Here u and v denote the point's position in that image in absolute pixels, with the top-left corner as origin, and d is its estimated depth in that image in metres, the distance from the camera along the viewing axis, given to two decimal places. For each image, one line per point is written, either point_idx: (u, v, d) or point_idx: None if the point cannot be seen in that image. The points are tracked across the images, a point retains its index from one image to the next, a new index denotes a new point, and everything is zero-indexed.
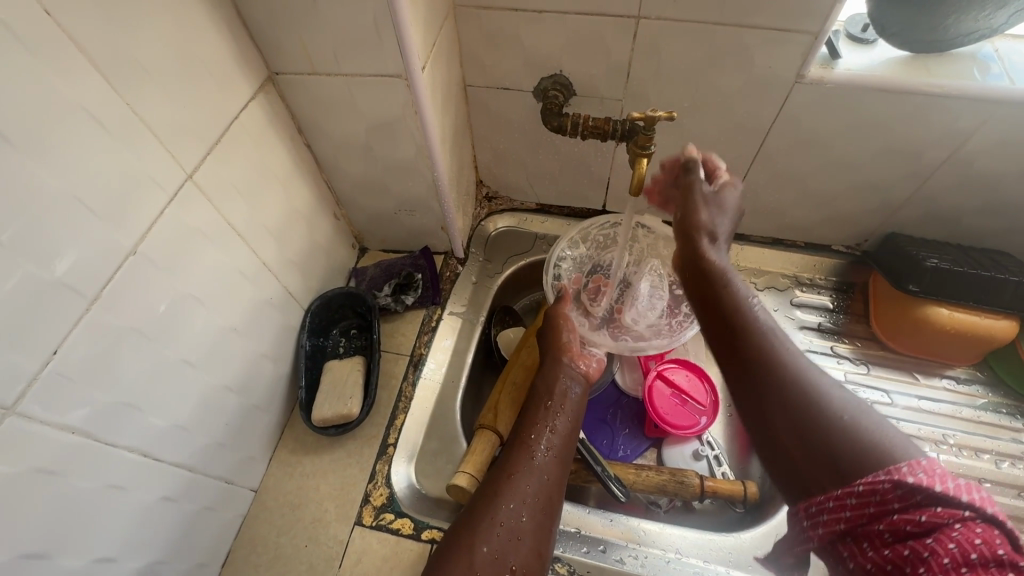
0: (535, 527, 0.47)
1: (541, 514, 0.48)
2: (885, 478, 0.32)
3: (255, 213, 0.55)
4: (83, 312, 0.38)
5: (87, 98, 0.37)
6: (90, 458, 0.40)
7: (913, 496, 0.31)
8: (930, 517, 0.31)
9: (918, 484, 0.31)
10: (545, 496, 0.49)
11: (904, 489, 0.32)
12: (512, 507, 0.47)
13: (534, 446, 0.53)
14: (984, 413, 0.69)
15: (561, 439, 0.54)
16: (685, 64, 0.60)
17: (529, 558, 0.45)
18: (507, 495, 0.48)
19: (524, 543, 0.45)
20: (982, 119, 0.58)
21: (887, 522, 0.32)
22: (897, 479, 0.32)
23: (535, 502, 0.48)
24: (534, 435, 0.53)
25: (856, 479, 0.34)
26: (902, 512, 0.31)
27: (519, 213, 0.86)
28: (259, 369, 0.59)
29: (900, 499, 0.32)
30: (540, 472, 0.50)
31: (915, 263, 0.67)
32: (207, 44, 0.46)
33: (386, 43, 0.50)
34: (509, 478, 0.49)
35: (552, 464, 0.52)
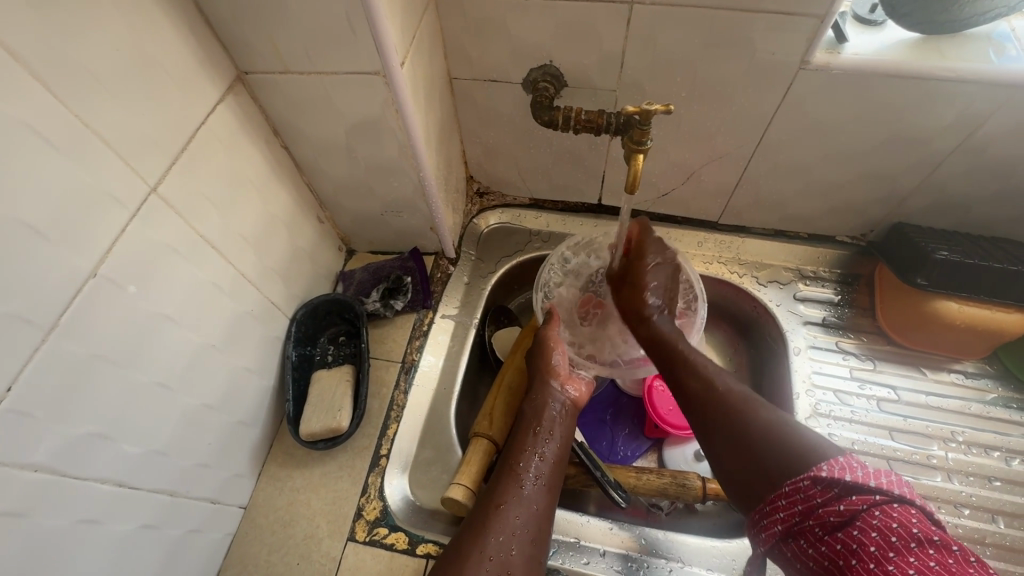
0: (524, 561, 0.48)
1: (531, 547, 0.49)
2: (805, 477, 0.40)
3: (230, 222, 0.52)
4: (39, 344, 0.35)
5: (32, 115, 0.34)
6: (58, 495, 0.38)
7: (830, 489, 0.38)
8: (847, 505, 0.37)
9: (830, 477, 0.38)
10: (533, 527, 0.50)
11: (822, 485, 0.39)
12: (500, 540, 0.48)
13: (524, 474, 0.53)
14: (993, 408, 0.67)
15: (549, 466, 0.55)
16: (683, 52, 0.57)
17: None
18: (496, 529, 0.49)
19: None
20: (998, 104, 0.55)
21: (815, 517, 0.38)
22: (814, 477, 0.39)
23: (524, 536, 0.49)
24: (523, 463, 0.54)
25: (784, 485, 0.41)
26: (825, 505, 0.38)
27: (511, 209, 0.83)
28: (243, 384, 0.57)
29: (821, 493, 0.38)
30: (529, 503, 0.51)
31: (924, 255, 0.64)
32: (167, 45, 0.43)
33: (361, 39, 0.46)
34: (496, 510, 0.50)
35: (541, 493, 0.53)
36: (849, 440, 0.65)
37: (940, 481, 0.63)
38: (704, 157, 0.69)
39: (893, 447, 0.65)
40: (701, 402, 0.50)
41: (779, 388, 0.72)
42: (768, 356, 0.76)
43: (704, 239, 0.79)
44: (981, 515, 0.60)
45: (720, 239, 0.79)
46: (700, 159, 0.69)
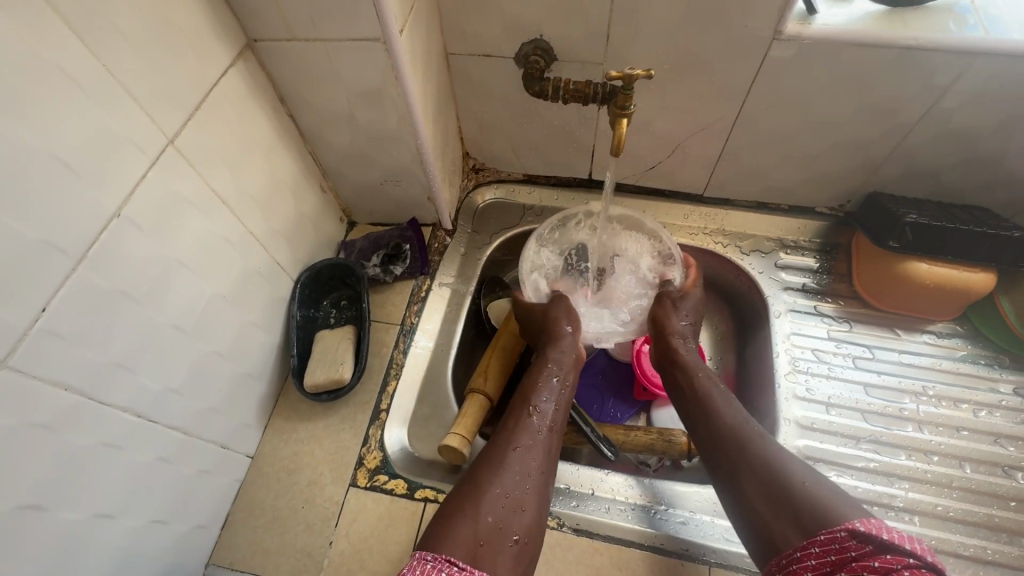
0: (535, 499, 0.51)
1: (540, 487, 0.53)
2: (843, 529, 0.42)
3: (239, 181, 0.56)
4: (70, 272, 0.39)
5: (65, 63, 0.37)
6: (84, 416, 0.41)
7: (867, 545, 0.40)
8: (881, 564, 0.38)
9: (868, 533, 0.40)
10: (541, 467, 0.54)
11: (859, 539, 0.40)
12: (514, 478, 0.51)
13: (535, 422, 0.57)
14: (963, 365, 0.70)
15: (561, 414, 0.59)
16: (664, 24, 0.60)
17: (529, 528, 0.49)
18: (510, 468, 0.52)
19: (525, 513, 0.50)
20: (960, 71, 0.58)
21: (848, 569, 0.40)
22: (854, 530, 0.41)
23: (535, 475, 0.53)
24: (534, 413, 0.58)
25: (819, 531, 0.43)
26: (860, 559, 0.39)
27: (506, 185, 0.87)
28: (251, 337, 0.60)
29: (857, 547, 0.40)
30: (537, 447, 0.55)
31: (896, 220, 0.68)
32: (183, 8, 0.46)
33: (362, 6, 0.50)
34: (510, 451, 0.53)
35: (549, 438, 0.56)
36: (826, 395, 0.69)
37: (911, 431, 0.66)
38: (688, 129, 0.72)
39: (868, 401, 0.68)
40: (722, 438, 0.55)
41: (761, 350, 0.75)
42: (751, 321, 0.79)
43: (690, 212, 0.83)
44: (950, 461, 0.64)
45: (705, 211, 0.83)
46: (684, 131, 0.73)
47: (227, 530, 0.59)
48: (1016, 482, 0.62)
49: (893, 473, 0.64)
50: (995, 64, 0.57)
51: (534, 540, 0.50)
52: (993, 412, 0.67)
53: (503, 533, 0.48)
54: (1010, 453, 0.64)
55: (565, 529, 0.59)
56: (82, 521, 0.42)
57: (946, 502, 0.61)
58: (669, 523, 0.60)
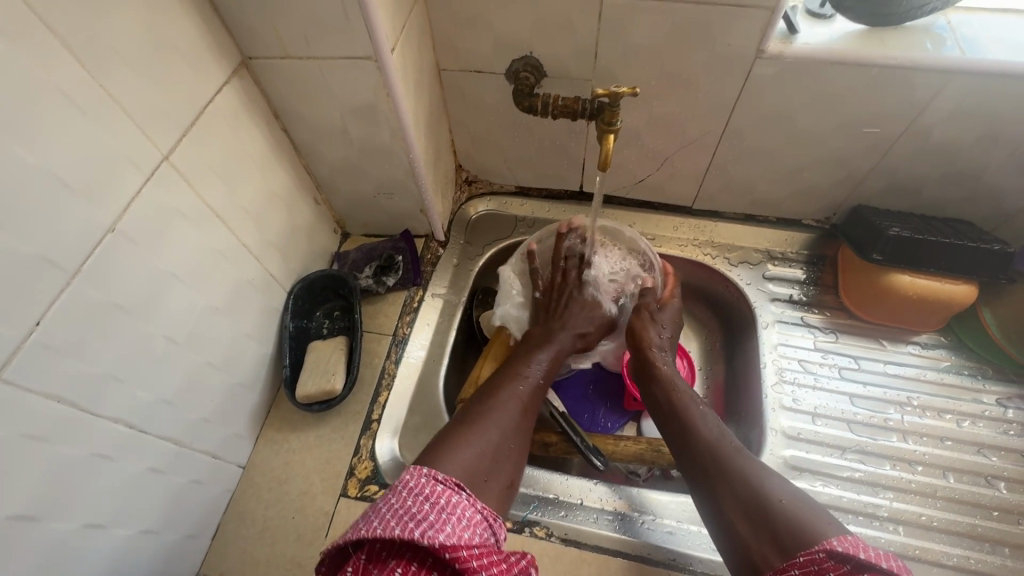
0: (519, 447, 0.53)
1: (525, 437, 0.55)
2: (820, 549, 0.39)
3: (233, 195, 0.57)
4: (64, 286, 0.40)
5: (62, 81, 0.38)
6: (76, 427, 0.42)
7: (845, 564, 0.37)
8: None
9: (847, 554, 0.38)
10: (526, 416, 0.57)
11: (837, 559, 0.38)
12: (506, 422, 0.54)
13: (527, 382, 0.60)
14: (947, 375, 0.72)
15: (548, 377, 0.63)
16: (650, 42, 0.62)
17: (513, 471, 0.51)
18: (502, 411, 0.55)
19: (511, 456, 0.51)
20: (938, 89, 0.60)
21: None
22: (831, 550, 0.39)
23: (523, 426, 0.55)
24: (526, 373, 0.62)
25: (800, 552, 0.41)
26: None
27: (498, 197, 0.88)
28: (243, 349, 0.61)
29: (834, 568, 0.38)
30: (528, 403, 0.58)
31: (878, 232, 0.69)
32: (179, 28, 0.47)
33: (354, 25, 0.51)
34: (501, 398, 0.56)
35: (538, 398, 0.60)
36: (813, 405, 0.70)
37: (895, 442, 0.67)
38: (676, 143, 0.74)
39: (854, 412, 0.69)
40: (698, 454, 0.55)
41: (749, 360, 0.76)
42: (740, 332, 0.80)
43: (679, 224, 0.84)
44: (934, 471, 0.65)
45: (694, 224, 0.84)
46: (672, 145, 0.74)
47: (217, 540, 0.59)
48: (999, 492, 0.63)
49: (878, 483, 0.64)
50: (972, 82, 0.58)
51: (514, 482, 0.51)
52: (977, 422, 0.68)
53: (492, 466, 0.49)
54: (993, 463, 0.65)
55: (553, 539, 0.60)
56: (72, 531, 0.43)
57: (930, 512, 0.62)
58: (655, 534, 0.61)
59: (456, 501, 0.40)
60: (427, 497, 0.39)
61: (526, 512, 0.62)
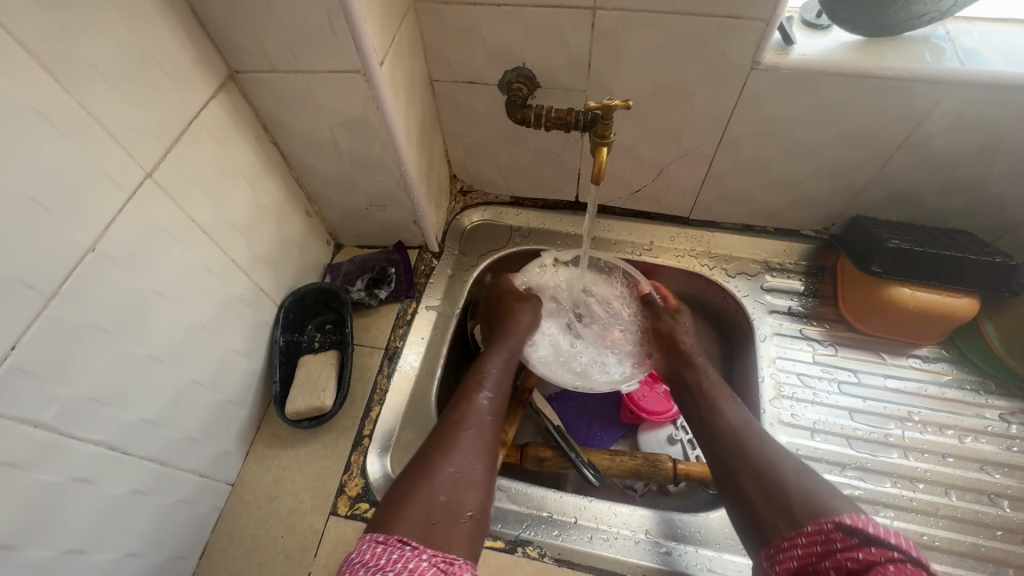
0: (482, 480, 0.53)
1: (489, 467, 0.54)
2: (829, 522, 0.44)
3: (221, 210, 0.56)
4: (41, 309, 0.39)
5: (39, 101, 0.38)
6: (56, 452, 0.41)
7: (851, 537, 0.42)
8: (865, 554, 0.40)
9: (854, 526, 0.42)
10: (483, 442, 0.56)
11: (845, 532, 0.42)
12: (461, 460, 0.53)
13: (479, 411, 0.59)
14: (949, 390, 0.70)
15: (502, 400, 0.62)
16: (643, 53, 0.61)
17: (479, 504, 0.50)
18: (457, 449, 0.54)
19: (473, 491, 0.51)
20: (936, 100, 0.59)
21: (835, 561, 0.42)
22: (840, 523, 0.43)
23: (483, 457, 0.55)
24: (478, 401, 0.60)
25: (808, 523, 0.46)
26: (845, 550, 0.41)
27: (493, 207, 0.87)
28: (232, 365, 0.60)
29: (843, 539, 0.42)
30: (484, 431, 0.57)
31: (878, 245, 0.68)
32: (163, 44, 0.47)
33: (341, 39, 0.50)
34: (456, 434, 0.55)
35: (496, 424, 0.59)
36: (811, 420, 0.69)
37: (896, 458, 0.66)
38: (672, 154, 0.73)
39: (853, 427, 0.68)
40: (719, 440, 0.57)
41: (747, 373, 0.75)
42: (738, 345, 0.79)
43: (677, 234, 0.83)
44: (935, 488, 0.64)
45: (692, 234, 0.83)
46: (668, 155, 0.73)
47: (205, 560, 0.58)
48: (1002, 510, 0.62)
49: (878, 501, 0.63)
50: (972, 93, 0.57)
51: (485, 514, 0.50)
52: (980, 438, 0.67)
53: (453, 510, 0.48)
54: (996, 480, 0.64)
55: (546, 559, 0.58)
56: (51, 558, 0.42)
57: (931, 531, 0.61)
58: (652, 553, 0.60)
59: (399, 556, 0.42)
60: (369, 563, 0.41)
61: (518, 532, 0.61)
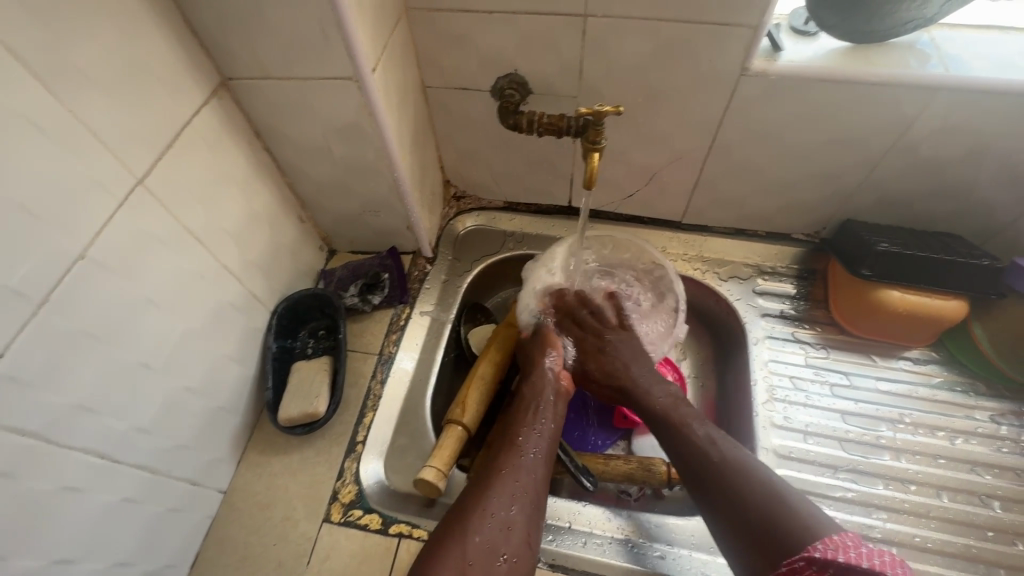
0: (525, 523, 0.52)
1: (530, 509, 0.53)
2: (800, 558, 0.44)
3: (212, 216, 0.56)
4: (30, 317, 0.39)
5: (29, 108, 0.38)
6: (44, 461, 0.41)
7: (827, 570, 0.42)
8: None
9: (825, 558, 0.42)
10: (537, 478, 0.55)
11: (818, 566, 0.43)
12: (502, 501, 0.52)
13: (524, 447, 0.57)
14: (940, 392, 0.71)
15: (551, 434, 0.60)
16: (634, 59, 0.62)
17: (519, 549, 0.50)
18: (500, 489, 0.53)
19: (515, 533, 0.51)
20: (923, 105, 0.60)
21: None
22: (811, 557, 0.43)
23: (525, 497, 0.53)
24: (524, 437, 0.58)
25: (783, 563, 0.45)
26: None
27: (487, 212, 0.87)
28: (224, 372, 0.60)
29: (818, 574, 0.42)
30: (528, 470, 0.55)
31: (867, 248, 0.68)
32: (155, 51, 0.47)
33: (334, 47, 0.51)
34: (505, 473, 0.54)
35: (542, 461, 0.57)
36: (804, 423, 0.69)
37: (888, 460, 0.66)
38: (663, 159, 0.73)
39: (845, 429, 0.69)
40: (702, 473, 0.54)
41: (740, 376, 0.75)
42: (731, 348, 0.79)
43: (669, 239, 0.84)
44: (927, 490, 0.64)
45: (684, 238, 0.83)
46: (660, 161, 0.74)
47: (196, 568, 0.58)
48: (993, 511, 0.62)
49: (870, 504, 0.63)
50: (957, 99, 0.58)
51: (526, 559, 0.50)
52: (971, 439, 0.67)
53: (490, 555, 0.49)
54: (987, 481, 0.64)
55: (540, 565, 0.58)
56: (39, 568, 0.41)
57: (924, 533, 0.61)
58: (647, 557, 0.60)
59: None
60: None
61: None
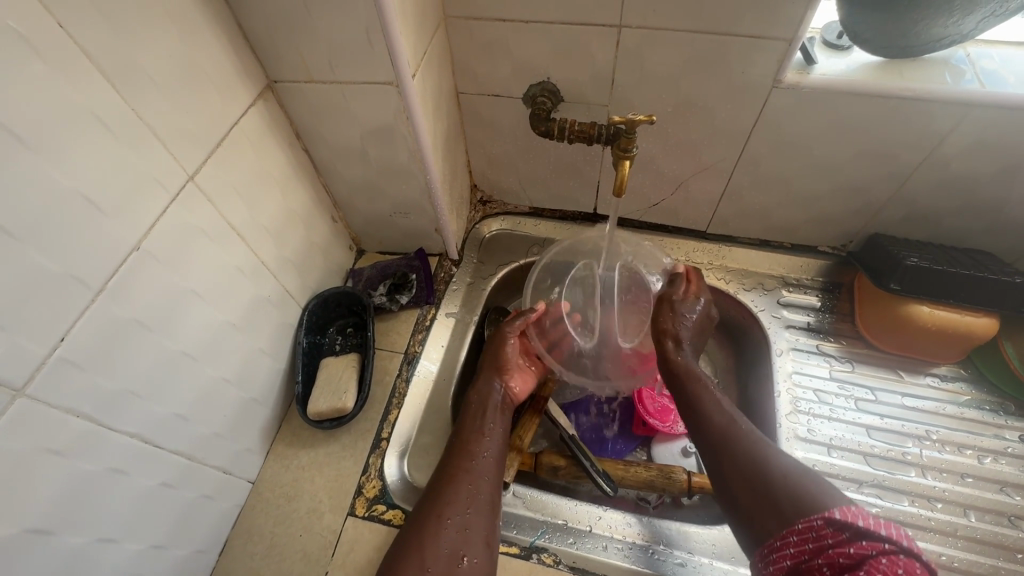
0: (481, 525, 0.52)
1: (487, 510, 0.54)
2: (819, 516, 0.41)
3: (253, 213, 0.58)
4: (89, 303, 0.41)
5: (97, 105, 0.40)
6: (93, 442, 0.43)
7: (842, 531, 0.39)
8: (857, 549, 0.38)
9: (844, 520, 0.40)
10: (492, 477, 0.57)
11: (836, 526, 0.40)
12: (457, 504, 0.53)
13: (474, 451, 0.59)
14: (968, 410, 0.70)
15: (499, 441, 0.61)
16: (665, 71, 0.63)
17: (480, 548, 0.50)
18: (455, 495, 0.53)
19: (473, 535, 0.51)
20: (957, 121, 0.59)
21: (825, 556, 0.40)
22: (830, 517, 0.41)
23: (481, 498, 0.54)
24: (474, 442, 0.60)
25: (798, 519, 0.43)
26: (836, 546, 0.39)
27: (512, 217, 0.88)
28: (257, 364, 0.61)
29: (833, 534, 0.40)
30: (480, 472, 0.56)
31: (896, 262, 0.68)
32: (210, 52, 0.49)
33: (377, 52, 0.52)
34: (458, 477, 0.55)
35: (491, 464, 0.58)
36: (828, 436, 0.69)
37: (913, 477, 0.66)
38: (691, 168, 0.74)
39: (870, 444, 0.68)
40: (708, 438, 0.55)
41: (763, 388, 0.75)
42: (753, 357, 0.79)
43: (693, 248, 0.84)
44: (954, 508, 0.63)
45: (708, 248, 0.83)
46: (687, 170, 0.74)
47: (224, 555, 0.59)
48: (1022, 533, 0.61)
49: (895, 520, 0.63)
50: (992, 115, 0.58)
51: (488, 559, 0.50)
52: (1000, 459, 0.66)
53: (450, 556, 0.48)
54: (1016, 502, 0.63)
55: (561, 567, 0.59)
56: (85, 546, 0.43)
57: (950, 552, 0.60)
58: (668, 564, 0.60)
59: None
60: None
61: (534, 538, 0.61)
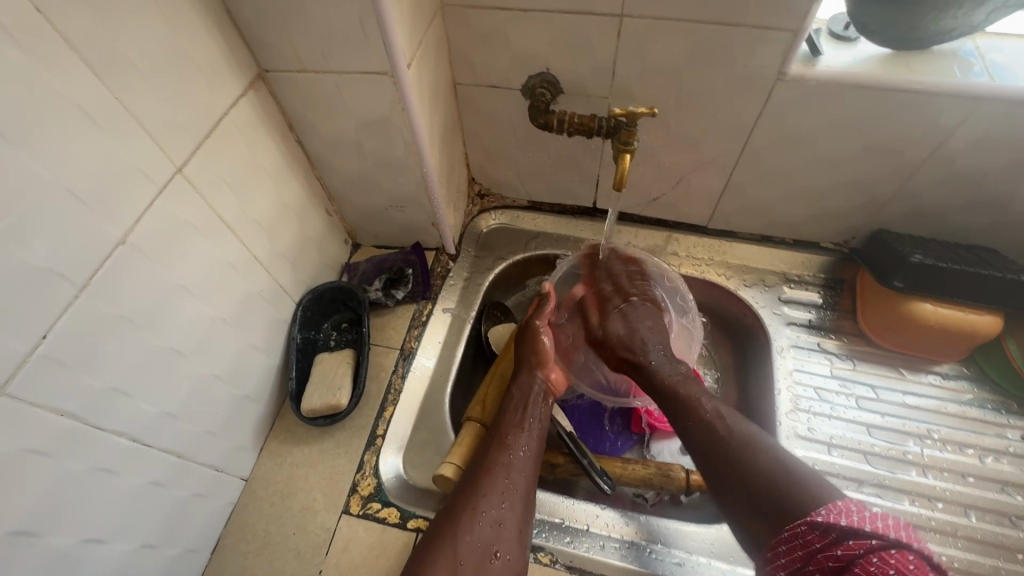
0: (515, 520, 0.52)
1: (521, 507, 0.53)
2: (802, 522, 0.43)
3: (245, 206, 0.57)
4: (73, 299, 0.40)
5: (81, 96, 0.38)
6: (79, 441, 0.42)
7: (827, 535, 0.41)
8: (845, 551, 0.40)
9: (827, 522, 0.41)
10: (528, 475, 0.55)
11: (820, 530, 0.42)
12: (491, 500, 0.52)
13: (513, 445, 0.57)
14: (970, 409, 0.69)
15: (537, 437, 0.59)
16: (667, 62, 0.61)
17: (512, 545, 0.50)
18: (489, 490, 0.53)
19: (505, 531, 0.51)
20: (965, 115, 0.58)
21: (816, 562, 0.41)
22: (813, 522, 0.42)
23: (515, 495, 0.53)
24: (512, 437, 0.58)
25: (786, 527, 0.44)
26: (824, 550, 0.41)
27: (510, 211, 0.87)
28: (249, 360, 0.60)
29: (819, 538, 0.41)
30: (517, 470, 0.55)
31: (900, 259, 0.67)
32: (198, 41, 0.48)
33: (371, 42, 0.51)
34: (494, 472, 0.54)
35: (528, 461, 0.56)
36: (828, 434, 0.68)
37: (914, 476, 0.65)
38: (692, 163, 0.73)
39: (870, 443, 0.67)
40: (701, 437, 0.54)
41: (763, 386, 0.74)
42: (753, 354, 0.78)
43: (694, 243, 0.83)
44: (954, 508, 0.63)
45: (709, 243, 0.82)
46: (688, 164, 0.73)
47: (217, 553, 0.59)
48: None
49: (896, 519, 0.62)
50: (1001, 110, 0.57)
51: (519, 556, 0.50)
52: (1001, 459, 0.66)
53: (482, 550, 0.49)
54: (1017, 502, 0.63)
55: (558, 566, 0.58)
56: (71, 548, 0.42)
57: (950, 552, 0.60)
58: (666, 564, 0.59)
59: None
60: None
61: None
